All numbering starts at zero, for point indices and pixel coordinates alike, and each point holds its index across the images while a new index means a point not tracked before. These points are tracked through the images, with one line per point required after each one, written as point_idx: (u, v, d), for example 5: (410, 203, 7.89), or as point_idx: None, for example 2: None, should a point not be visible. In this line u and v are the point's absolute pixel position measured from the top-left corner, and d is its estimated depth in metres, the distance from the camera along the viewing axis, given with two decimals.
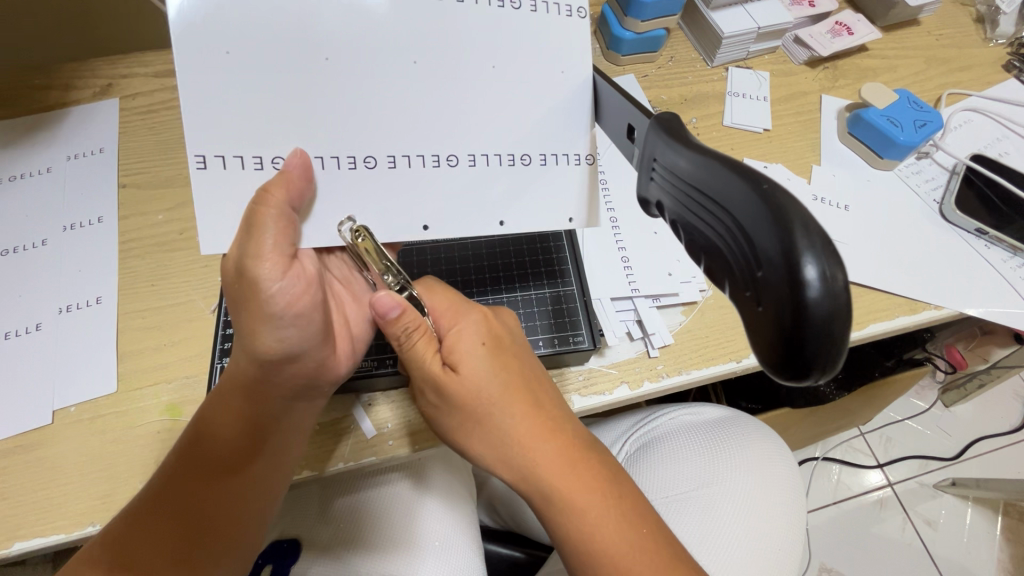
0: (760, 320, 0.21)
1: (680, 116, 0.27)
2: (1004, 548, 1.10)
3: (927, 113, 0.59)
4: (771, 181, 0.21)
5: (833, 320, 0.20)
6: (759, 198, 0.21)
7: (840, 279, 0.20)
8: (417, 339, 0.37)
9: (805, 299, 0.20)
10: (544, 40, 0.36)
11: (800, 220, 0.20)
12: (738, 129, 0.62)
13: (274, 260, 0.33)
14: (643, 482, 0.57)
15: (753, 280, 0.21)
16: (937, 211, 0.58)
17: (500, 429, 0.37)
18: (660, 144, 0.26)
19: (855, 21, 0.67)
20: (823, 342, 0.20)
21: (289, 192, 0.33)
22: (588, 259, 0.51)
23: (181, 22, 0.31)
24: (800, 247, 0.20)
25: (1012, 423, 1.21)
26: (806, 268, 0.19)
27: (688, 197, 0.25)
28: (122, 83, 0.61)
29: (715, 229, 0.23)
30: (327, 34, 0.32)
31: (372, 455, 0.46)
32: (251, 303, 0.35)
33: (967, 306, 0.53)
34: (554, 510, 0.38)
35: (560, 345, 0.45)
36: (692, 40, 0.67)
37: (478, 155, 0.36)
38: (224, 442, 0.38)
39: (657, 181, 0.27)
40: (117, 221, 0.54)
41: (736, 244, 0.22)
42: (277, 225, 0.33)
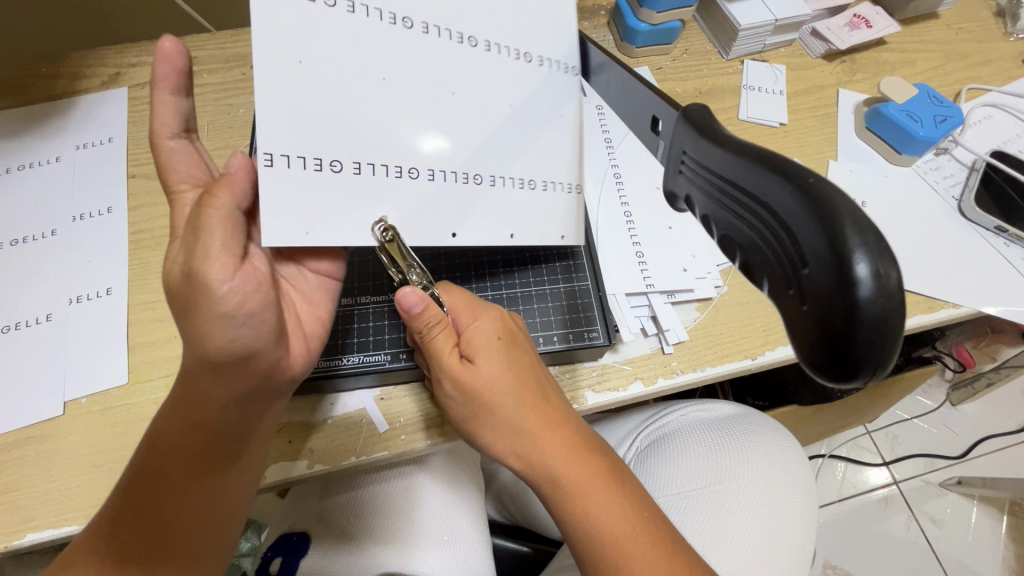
0: (806, 319, 0.21)
1: (709, 108, 0.27)
2: (1009, 547, 1.10)
3: (947, 108, 0.58)
4: (816, 176, 0.21)
5: (886, 320, 0.19)
6: (804, 191, 0.20)
7: (892, 277, 0.19)
8: (438, 334, 0.36)
9: (857, 297, 0.19)
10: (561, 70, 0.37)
11: (849, 216, 0.20)
12: (753, 123, 0.61)
13: (223, 259, 0.32)
14: (654, 479, 0.57)
15: (797, 277, 0.21)
16: (955, 208, 0.57)
17: (515, 422, 0.37)
18: (690, 138, 0.26)
19: (874, 14, 0.66)
20: (874, 343, 0.19)
21: (234, 194, 0.34)
22: (603, 254, 0.51)
23: None
24: (850, 243, 0.19)
25: (1019, 422, 1.20)
26: (858, 265, 0.19)
27: (721, 190, 0.24)
28: (131, 72, 0.61)
29: (752, 225, 0.23)
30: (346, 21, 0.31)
31: (383, 449, 0.45)
32: (196, 308, 0.32)
33: (985, 305, 0.52)
34: (564, 510, 0.37)
35: (574, 340, 0.45)
36: (707, 32, 0.66)
37: (497, 178, 0.37)
38: (175, 450, 0.36)
39: (686, 176, 0.27)
40: (127, 212, 0.54)
41: (775, 241, 0.22)
42: (222, 226, 0.32)
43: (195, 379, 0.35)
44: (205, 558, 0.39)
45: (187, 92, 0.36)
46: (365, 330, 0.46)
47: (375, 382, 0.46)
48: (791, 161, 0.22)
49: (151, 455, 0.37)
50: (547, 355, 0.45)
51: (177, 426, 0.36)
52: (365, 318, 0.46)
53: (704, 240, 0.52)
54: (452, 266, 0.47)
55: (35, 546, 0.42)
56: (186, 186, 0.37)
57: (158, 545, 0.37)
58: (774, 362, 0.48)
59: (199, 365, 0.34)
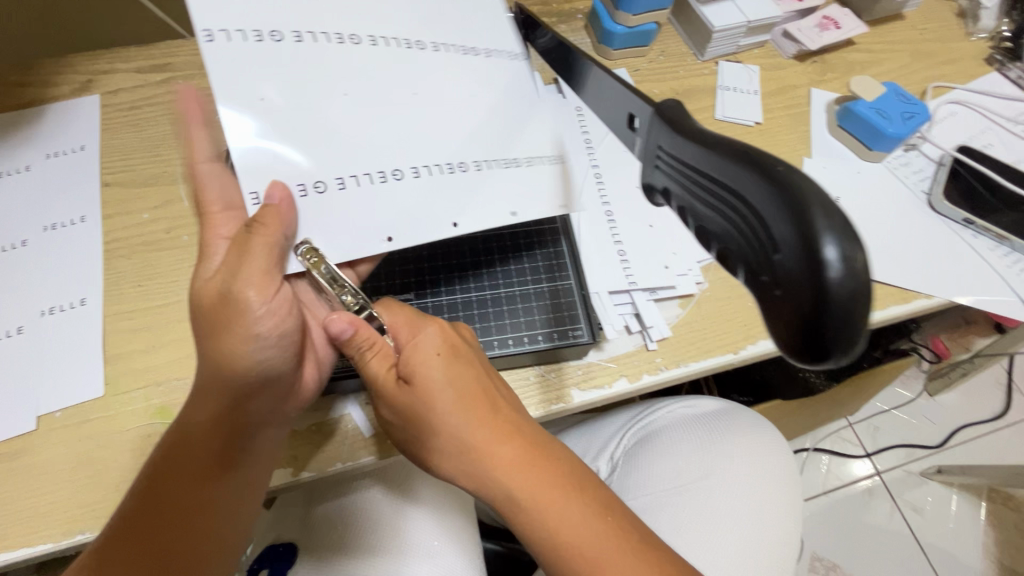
0: (781, 304, 0.21)
1: (683, 103, 0.27)
2: (988, 532, 1.13)
3: (915, 105, 0.60)
4: (787, 167, 0.21)
5: (856, 301, 0.20)
6: (776, 181, 0.21)
7: (860, 259, 0.20)
8: (372, 357, 0.37)
9: (827, 280, 0.19)
10: (515, 74, 0.42)
11: (818, 203, 0.20)
12: (729, 122, 0.62)
13: (257, 286, 0.34)
14: (643, 477, 0.57)
15: (769, 264, 0.21)
16: (925, 202, 0.59)
17: (453, 437, 0.35)
18: (668, 136, 0.26)
19: (842, 15, 0.68)
20: (844, 324, 0.20)
21: (279, 225, 0.33)
22: (585, 253, 0.51)
23: (210, 46, 0.32)
24: (818, 228, 0.20)
25: (993, 411, 1.24)
26: (826, 249, 0.19)
27: (697, 185, 0.24)
28: (103, 78, 0.60)
29: (725, 215, 0.23)
30: (328, 76, 0.35)
31: (370, 454, 0.45)
32: (222, 331, 0.34)
33: (956, 295, 0.53)
34: (517, 514, 0.36)
35: (559, 338, 0.45)
36: (682, 34, 0.68)
37: (479, 161, 0.38)
38: (178, 479, 0.36)
39: (662, 171, 0.27)
40: (101, 221, 0.52)
41: (747, 229, 0.22)
42: (264, 252, 0.33)
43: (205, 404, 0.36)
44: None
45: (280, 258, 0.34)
46: None
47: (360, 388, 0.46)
48: (764, 154, 0.22)
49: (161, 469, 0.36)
50: (531, 354, 0.45)
51: (188, 439, 0.36)
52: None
53: (684, 236, 0.53)
54: (435, 269, 0.47)
55: (9, 566, 0.41)
56: (218, 207, 0.37)
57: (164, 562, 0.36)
58: (756, 355, 0.49)
59: (216, 386, 0.35)
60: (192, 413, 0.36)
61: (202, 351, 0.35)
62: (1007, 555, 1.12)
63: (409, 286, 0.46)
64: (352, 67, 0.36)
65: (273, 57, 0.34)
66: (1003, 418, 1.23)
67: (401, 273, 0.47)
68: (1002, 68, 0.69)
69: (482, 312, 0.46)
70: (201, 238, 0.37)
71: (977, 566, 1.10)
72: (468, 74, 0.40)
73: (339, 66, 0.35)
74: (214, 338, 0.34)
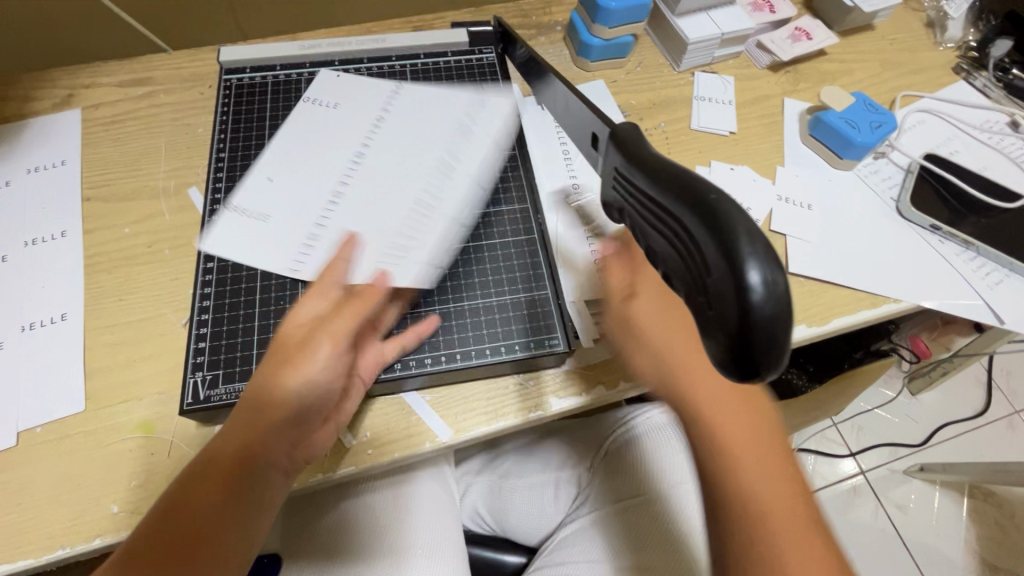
0: (713, 325, 0.22)
1: (638, 127, 0.28)
2: (970, 528, 1.15)
3: (882, 115, 0.61)
4: (720, 195, 0.22)
5: (776, 324, 0.20)
6: (707, 209, 0.22)
7: (781, 281, 0.20)
8: (640, 297, 0.41)
9: (750, 304, 0.20)
10: (432, 100, 0.56)
11: (743, 229, 0.21)
12: (705, 132, 0.64)
13: (330, 335, 0.40)
14: (621, 481, 0.59)
15: (704, 286, 0.22)
16: (893, 209, 0.60)
17: (704, 392, 0.40)
18: (622, 160, 0.27)
19: (814, 27, 0.70)
20: (767, 343, 0.21)
21: (341, 285, 0.42)
22: (562, 262, 0.52)
23: (218, 238, 0.49)
24: (743, 253, 0.20)
25: (973, 409, 1.26)
26: (748, 273, 0.20)
27: (644, 208, 0.25)
28: (84, 93, 0.61)
29: (667, 238, 0.24)
30: (309, 199, 0.51)
31: (350, 465, 0.44)
32: (287, 359, 0.39)
33: (924, 299, 0.55)
34: (725, 461, 0.39)
35: (536, 348, 0.46)
36: (659, 46, 0.69)
37: (456, 153, 0.53)
38: (199, 507, 0.36)
39: (615, 190, 0.28)
40: (82, 236, 0.53)
41: (684, 253, 0.23)
42: (360, 304, 0.41)
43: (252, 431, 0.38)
44: None
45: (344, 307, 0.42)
46: None
47: None
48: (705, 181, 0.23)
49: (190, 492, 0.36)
50: (509, 364, 0.46)
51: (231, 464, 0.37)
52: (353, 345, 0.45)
53: None
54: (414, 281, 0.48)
55: None
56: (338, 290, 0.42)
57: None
58: None
59: (261, 415, 0.38)
60: (234, 435, 0.37)
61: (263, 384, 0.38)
62: (988, 551, 1.14)
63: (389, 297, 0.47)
64: (326, 176, 0.52)
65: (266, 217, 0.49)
66: (983, 416, 1.26)
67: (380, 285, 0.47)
68: (969, 77, 0.71)
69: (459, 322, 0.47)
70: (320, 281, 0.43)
71: (960, 562, 1.12)
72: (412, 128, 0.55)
73: (320, 191, 0.51)
74: (280, 374, 0.39)
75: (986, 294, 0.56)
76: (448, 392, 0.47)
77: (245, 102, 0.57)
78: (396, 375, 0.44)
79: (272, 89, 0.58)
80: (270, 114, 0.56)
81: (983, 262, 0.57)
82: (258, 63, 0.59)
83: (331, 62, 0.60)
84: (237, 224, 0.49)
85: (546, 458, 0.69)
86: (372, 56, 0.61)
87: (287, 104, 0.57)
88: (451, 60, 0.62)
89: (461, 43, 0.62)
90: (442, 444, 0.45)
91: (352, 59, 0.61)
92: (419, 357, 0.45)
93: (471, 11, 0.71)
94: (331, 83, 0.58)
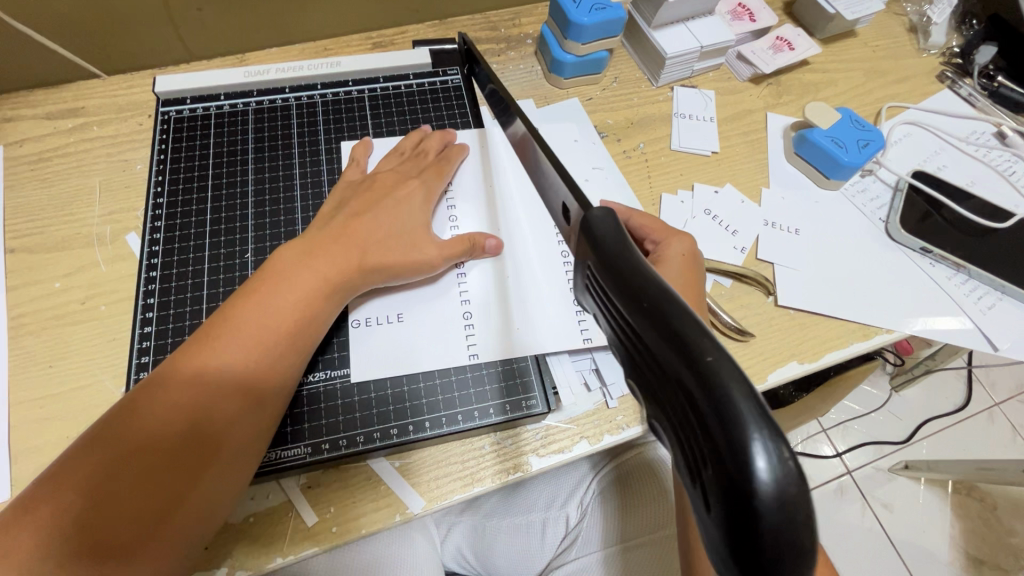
0: (703, 516, 0.16)
1: (616, 214, 0.22)
2: (954, 524, 1.16)
3: (869, 132, 0.59)
4: (715, 349, 0.16)
5: (789, 535, 0.14)
6: (696, 368, 0.16)
7: (793, 469, 0.15)
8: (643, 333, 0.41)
9: (754, 511, 0.14)
10: (472, 159, 0.54)
11: (743, 401, 0.15)
12: (685, 152, 0.60)
13: (314, 259, 0.41)
14: (600, 529, 0.56)
15: (694, 460, 0.16)
16: (883, 231, 0.58)
17: None
18: (598, 255, 0.20)
19: (796, 35, 0.66)
20: (783, 557, 0.15)
21: (344, 230, 0.44)
22: (537, 297, 0.48)
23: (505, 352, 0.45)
24: (745, 432, 0.14)
25: (955, 403, 1.27)
26: (755, 465, 0.14)
27: (620, 327, 0.19)
28: (6, 127, 0.55)
29: (644, 375, 0.18)
30: (517, 291, 0.48)
31: (313, 545, 0.40)
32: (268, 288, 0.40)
33: (915, 327, 0.53)
34: None
35: (513, 410, 0.43)
36: (636, 58, 0.65)
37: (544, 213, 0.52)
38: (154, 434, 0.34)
39: (592, 295, 0.22)
40: (6, 293, 0.47)
41: (667, 406, 0.17)
42: (349, 227, 0.44)
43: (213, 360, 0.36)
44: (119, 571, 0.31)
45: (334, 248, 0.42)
46: (290, 419, 0.42)
47: (302, 473, 0.42)
48: (697, 318, 0.17)
49: (114, 415, 0.35)
50: (484, 428, 0.43)
51: (155, 392, 0.35)
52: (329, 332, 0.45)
53: None
54: (381, 331, 0.45)
55: None
56: (337, 225, 0.44)
57: (103, 540, 0.31)
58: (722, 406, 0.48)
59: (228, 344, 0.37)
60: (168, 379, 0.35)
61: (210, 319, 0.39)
62: (973, 545, 1.15)
63: (348, 359, 0.44)
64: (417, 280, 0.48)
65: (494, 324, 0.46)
66: (965, 410, 1.27)
67: (338, 346, 0.44)
68: (954, 85, 0.69)
69: (428, 384, 0.44)
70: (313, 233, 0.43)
71: (946, 559, 1.13)
72: (476, 198, 0.52)
73: (446, 297, 0.47)
74: (231, 317, 0.38)
75: (980, 319, 0.54)
76: (419, 458, 0.43)
77: (186, 138, 0.52)
78: (361, 449, 0.41)
79: (216, 122, 0.53)
80: (215, 151, 0.52)
81: (975, 284, 0.55)
82: (201, 93, 0.54)
83: (282, 89, 0.55)
84: (371, 339, 0.45)
85: (528, 498, 0.65)
86: (327, 82, 0.56)
87: (271, 134, 0.53)
88: (413, 83, 0.57)
89: (424, 65, 0.58)
90: (413, 516, 0.41)
91: (306, 84, 0.56)
92: (385, 428, 0.42)
93: (435, 25, 0.66)
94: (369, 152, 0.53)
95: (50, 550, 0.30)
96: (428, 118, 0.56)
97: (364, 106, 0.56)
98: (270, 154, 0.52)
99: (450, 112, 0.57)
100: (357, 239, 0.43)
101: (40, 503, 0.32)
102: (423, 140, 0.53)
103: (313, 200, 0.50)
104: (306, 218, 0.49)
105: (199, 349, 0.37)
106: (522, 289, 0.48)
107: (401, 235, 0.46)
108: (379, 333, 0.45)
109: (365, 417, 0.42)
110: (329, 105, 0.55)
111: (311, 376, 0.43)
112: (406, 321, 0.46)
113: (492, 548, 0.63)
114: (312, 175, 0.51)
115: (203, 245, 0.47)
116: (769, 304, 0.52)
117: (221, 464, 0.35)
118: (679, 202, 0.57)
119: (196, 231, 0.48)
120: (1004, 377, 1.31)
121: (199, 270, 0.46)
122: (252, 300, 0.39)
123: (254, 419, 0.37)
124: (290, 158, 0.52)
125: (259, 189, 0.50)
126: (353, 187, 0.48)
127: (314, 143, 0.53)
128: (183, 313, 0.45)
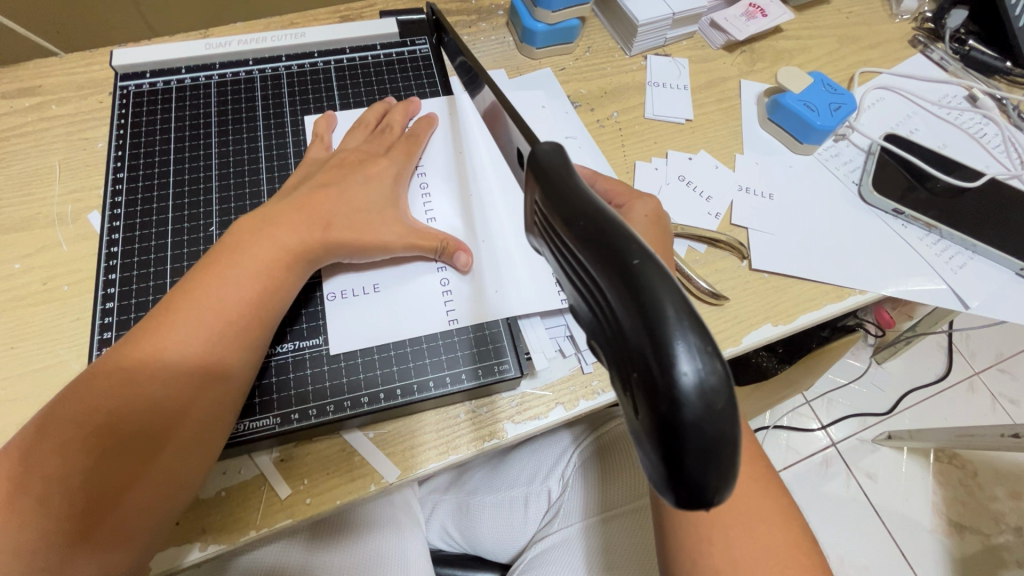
0: (636, 424, 0.17)
1: (563, 149, 0.22)
2: (936, 491, 1.18)
3: (842, 95, 0.59)
4: (645, 260, 0.17)
5: (713, 433, 0.16)
6: (629, 280, 0.16)
7: (719, 372, 0.16)
8: None
9: (679, 408, 0.15)
10: (444, 128, 0.53)
11: (672, 309, 0.16)
12: (660, 121, 0.60)
13: (280, 226, 0.41)
14: (581, 498, 0.56)
15: (628, 370, 0.17)
16: (856, 194, 0.58)
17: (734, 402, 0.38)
18: (542, 188, 0.21)
19: (768, 2, 0.66)
20: (711, 453, 0.16)
21: (309, 203, 0.43)
22: (510, 264, 0.47)
23: (477, 319, 0.45)
24: (670, 335, 0.15)
25: (936, 373, 1.29)
26: (681, 366, 0.15)
27: (562, 254, 0.20)
28: None
29: (583, 297, 0.19)
30: (490, 260, 0.47)
31: (286, 518, 0.39)
32: (232, 254, 0.39)
33: (888, 289, 0.53)
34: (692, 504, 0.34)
35: (485, 375, 0.43)
36: (609, 29, 0.65)
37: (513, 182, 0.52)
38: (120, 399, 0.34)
39: (537, 230, 0.22)
40: None
41: (605, 323, 0.18)
42: (317, 200, 0.43)
43: (178, 326, 0.36)
44: (93, 536, 0.31)
45: (299, 220, 0.42)
46: (258, 390, 0.41)
47: (276, 445, 0.41)
48: (633, 236, 0.18)
49: (80, 385, 0.34)
50: (457, 395, 0.43)
51: (120, 359, 0.35)
52: (297, 306, 0.44)
53: None
54: (349, 300, 0.45)
55: None
56: (302, 196, 0.43)
57: (80, 507, 0.31)
58: None
59: (192, 310, 0.37)
60: (134, 347, 0.35)
61: (174, 288, 0.38)
62: (955, 511, 1.17)
63: (317, 329, 0.44)
64: None
65: (467, 291, 0.46)
66: (946, 380, 1.28)
67: (307, 317, 0.44)
68: (926, 50, 0.69)
69: (400, 353, 0.43)
70: (276, 206, 0.42)
71: (928, 525, 1.15)
72: (447, 167, 0.51)
73: (416, 267, 0.46)
74: (196, 284, 0.38)
75: (951, 278, 0.54)
76: (394, 427, 0.43)
77: (147, 112, 0.51)
78: (331, 418, 0.41)
79: (178, 96, 0.52)
80: (176, 124, 0.50)
81: (947, 245, 0.56)
82: (161, 67, 0.53)
83: (245, 62, 0.54)
84: (344, 312, 0.44)
85: (511, 474, 0.65)
86: (291, 54, 0.55)
87: (235, 106, 0.52)
88: (380, 54, 0.56)
89: (391, 36, 0.57)
90: (388, 486, 0.41)
91: (269, 57, 0.54)
92: (355, 397, 0.42)
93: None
94: (335, 125, 0.52)
95: (29, 520, 0.30)
96: (397, 88, 0.55)
97: (331, 77, 0.54)
98: (234, 127, 0.51)
99: (419, 82, 0.56)
100: (322, 207, 0.43)
101: (10, 471, 0.32)
102: (387, 114, 0.52)
103: (278, 172, 0.49)
104: (272, 192, 0.48)
105: (166, 317, 0.36)
106: (494, 256, 0.47)
107: (369, 206, 0.45)
108: (348, 303, 0.44)
109: (336, 386, 0.42)
110: (294, 76, 0.54)
111: (280, 347, 0.43)
112: (378, 292, 0.45)
113: (478, 525, 0.62)
114: (277, 148, 0.50)
115: (166, 219, 0.46)
116: (743, 268, 0.52)
117: (193, 430, 0.35)
118: (653, 168, 0.56)
119: (159, 206, 0.47)
120: (983, 347, 1.33)
121: (162, 245, 0.45)
122: (218, 268, 0.38)
123: (225, 384, 0.37)
124: (255, 130, 0.51)
125: (223, 163, 0.49)
126: (320, 163, 0.47)
127: (279, 115, 0.52)
128: (146, 288, 0.44)
